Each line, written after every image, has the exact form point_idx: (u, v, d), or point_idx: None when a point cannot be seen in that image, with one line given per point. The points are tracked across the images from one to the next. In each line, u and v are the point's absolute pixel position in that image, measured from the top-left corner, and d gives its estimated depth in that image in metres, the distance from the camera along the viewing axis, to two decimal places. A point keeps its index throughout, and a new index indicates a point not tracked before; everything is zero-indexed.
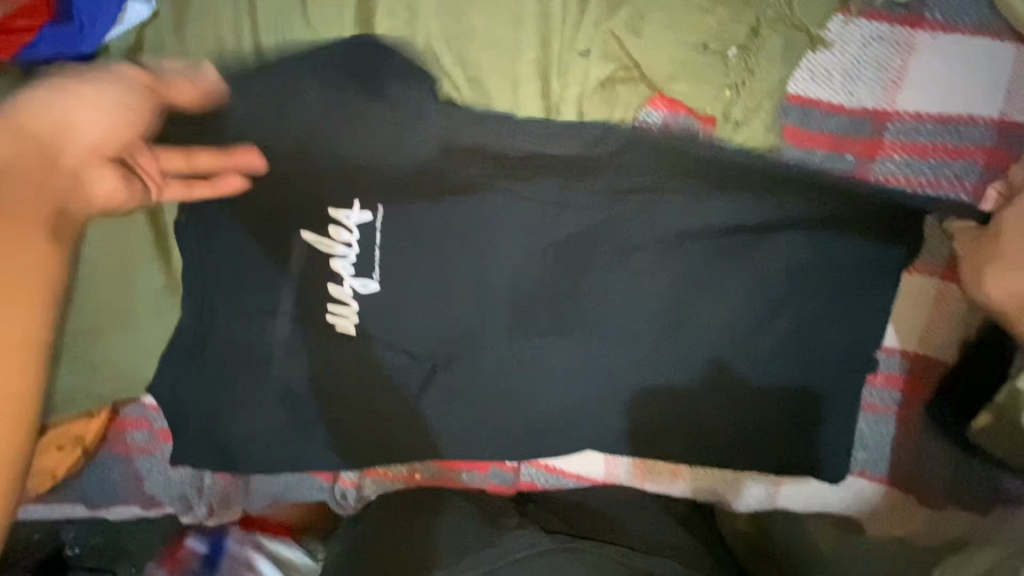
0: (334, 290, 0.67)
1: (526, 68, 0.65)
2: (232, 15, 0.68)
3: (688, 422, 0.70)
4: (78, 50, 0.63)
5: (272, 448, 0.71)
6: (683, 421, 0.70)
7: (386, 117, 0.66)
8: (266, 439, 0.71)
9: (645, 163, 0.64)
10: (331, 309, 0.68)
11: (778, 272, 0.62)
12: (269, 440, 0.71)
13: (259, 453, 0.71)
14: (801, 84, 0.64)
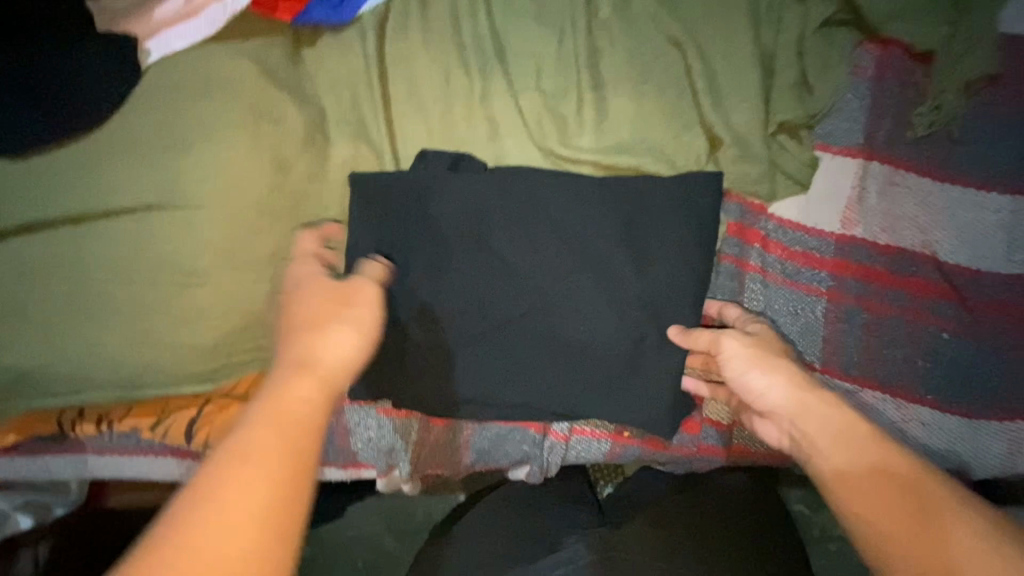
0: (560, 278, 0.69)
1: (742, 20, 0.69)
2: None
3: (905, 355, 0.70)
4: (340, 17, 0.70)
5: (492, 395, 0.70)
6: (899, 351, 0.71)
7: (604, 72, 0.71)
8: (486, 386, 0.70)
9: (858, 106, 0.69)
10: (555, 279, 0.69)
11: (984, 199, 0.68)
12: (489, 387, 0.70)
13: (478, 402, 0.71)
14: (1012, 24, 0.67)
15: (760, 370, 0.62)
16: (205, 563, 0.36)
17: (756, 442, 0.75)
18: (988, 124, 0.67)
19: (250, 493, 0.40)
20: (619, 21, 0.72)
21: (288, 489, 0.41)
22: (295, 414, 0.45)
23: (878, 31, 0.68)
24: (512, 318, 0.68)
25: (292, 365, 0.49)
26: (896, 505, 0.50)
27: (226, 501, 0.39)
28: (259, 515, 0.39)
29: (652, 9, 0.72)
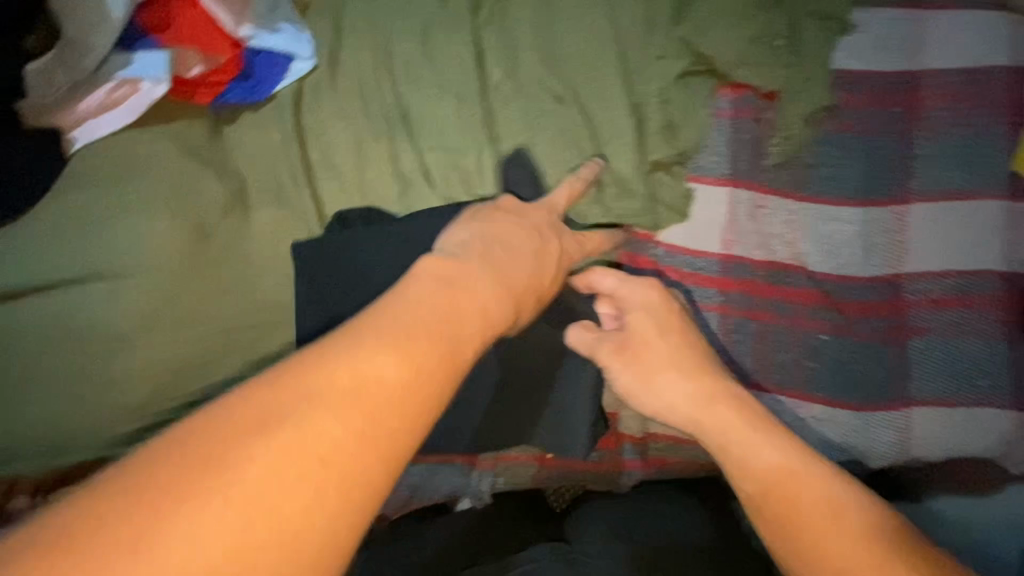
0: None
1: (614, 77, 0.79)
2: (363, 66, 0.81)
3: (790, 358, 0.78)
4: (257, 96, 0.78)
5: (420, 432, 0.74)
6: (784, 355, 0.78)
7: (500, 130, 0.80)
8: None
9: (721, 142, 0.78)
10: None
11: (838, 213, 0.76)
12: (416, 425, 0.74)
13: None
14: (846, 59, 0.77)
15: (655, 384, 0.66)
16: (256, 490, 0.37)
17: (675, 450, 0.79)
18: (836, 147, 0.76)
19: (289, 459, 0.38)
20: (510, 84, 0.81)
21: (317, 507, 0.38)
22: (361, 420, 0.41)
23: (730, 77, 0.77)
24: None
25: (359, 346, 0.44)
26: (817, 530, 0.54)
27: (245, 487, 0.37)
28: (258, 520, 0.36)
29: (538, 72, 0.81)
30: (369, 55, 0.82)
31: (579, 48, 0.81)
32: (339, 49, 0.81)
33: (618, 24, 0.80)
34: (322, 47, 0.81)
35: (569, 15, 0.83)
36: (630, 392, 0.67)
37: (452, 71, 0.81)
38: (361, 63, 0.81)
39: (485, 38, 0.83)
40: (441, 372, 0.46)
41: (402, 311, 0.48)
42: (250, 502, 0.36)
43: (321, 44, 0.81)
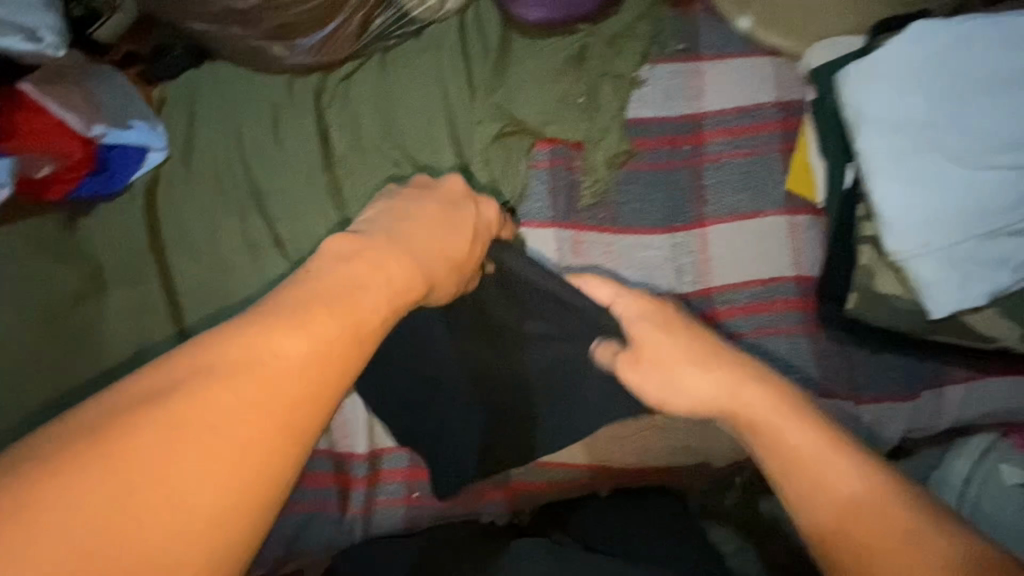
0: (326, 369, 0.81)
1: (443, 142, 0.89)
2: (217, 150, 0.89)
3: None
4: (112, 189, 0.85)
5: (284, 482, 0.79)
6: None
7: (345, 195, 0.88)
8: None
9: (542, 189, 0.88)
10: None
11: (648, 241, 0.86)
12: None
13: None
14: (638, 109, 0.89)
15: (689, 369, 0.57)
16: (205, 454, 0.33)
17: (532, 476, 0.85)
18: (638, 185, 0.87)
19: (193, 440, 0.34)
20: (354, 154, 0.91)
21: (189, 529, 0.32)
22: (244, 421, 0.35)
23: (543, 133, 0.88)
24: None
25: (273, 315, 0.39)
26: (863, 516, 0.46)
27: (208, 433, 0.34)
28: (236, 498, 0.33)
29: (378, 142, 0.91)
30: (222, 140, 0.90)
31: (413, 118, 0.92)
32: (193, 136, 0.90)
33: (445, 97, 0.92)
34: (179, 139, 0.89)
35: (403, 91, 0.94)
36: (664, 397, 0.58)
37: (300, 147, 0.90)
38: (215, 148, 0.89)
39: (329, 116, 0.93)
40: (340, 352, 0.40)
41: (312, 297, 0.42)
42: (154, 484, 0.32)
43: (178, 136, 0.90)
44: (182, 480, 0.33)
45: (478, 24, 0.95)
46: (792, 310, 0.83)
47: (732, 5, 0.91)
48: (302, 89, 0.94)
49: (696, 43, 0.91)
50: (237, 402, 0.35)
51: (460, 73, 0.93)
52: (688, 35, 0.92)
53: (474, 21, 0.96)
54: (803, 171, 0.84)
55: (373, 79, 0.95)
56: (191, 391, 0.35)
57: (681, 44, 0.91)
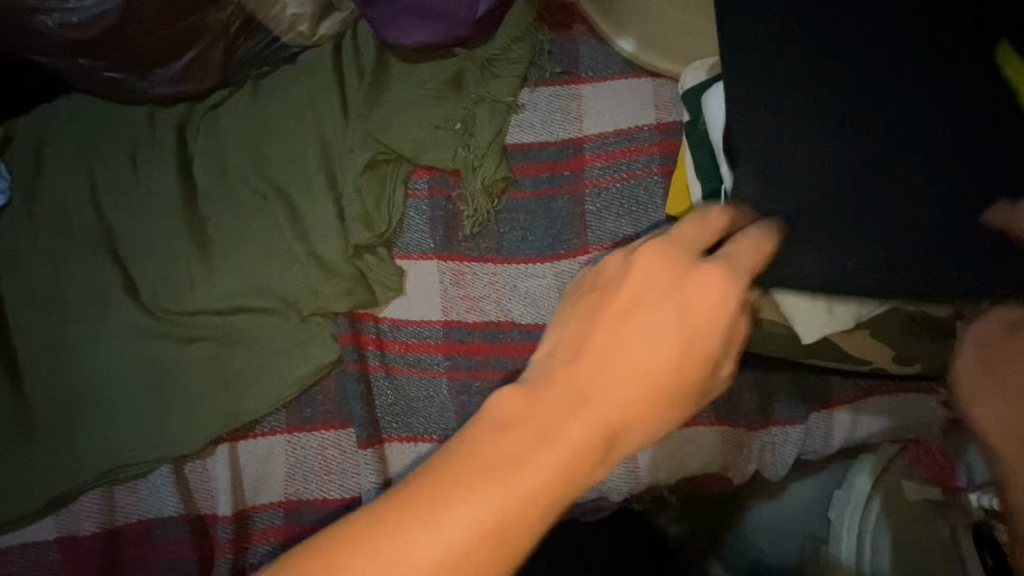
0: (184, 422, 0.75)
1: (315, 172, 0.85)
2: (67, 188, 0.83)
3: None
4: None
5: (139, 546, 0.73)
6: None
7: (210, 231, 0.82)
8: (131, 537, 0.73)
9: (419, 220, 0.85)
10: (179, 427, 0.75)
11: (531, 270, 0.83)
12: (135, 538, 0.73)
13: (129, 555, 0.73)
14: (517, 136, 0.87)
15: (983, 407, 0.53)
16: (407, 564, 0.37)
17: None
18: (519, 215, 0.85)
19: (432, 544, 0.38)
20: (220, 187, 0.85)
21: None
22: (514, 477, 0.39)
23: (420, 161, 0.85)
24: (144, 471, 0.74)
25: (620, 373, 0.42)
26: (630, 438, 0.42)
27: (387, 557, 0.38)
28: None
29: (246, 174, 0.86)
30: (73, 177, 0.83)
31: (284, 148, 0.87)
32: (40, 176, 0.83)
33: (317, 124, 0.88)
34: (23, 177, 0.83)
35: (276, 119, 0.89)
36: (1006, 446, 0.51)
37: (162, 181, 0.84)
38: (64, 186, 0.83)
39: (195, 148, 0.87)
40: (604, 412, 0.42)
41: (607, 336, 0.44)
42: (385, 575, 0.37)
43: (22, 175, 0.83)
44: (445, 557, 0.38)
45: (353, 49, 0.91)
46: None
47: (610, 25, 0.91)
48: (165, 121, 0.88)
49: (576, 63, 0.90)
50: (472, 481, 0.39)
51: (333, 99, 0.89)
52: (569, 56, 0.90)
53: (349, 45, 0.92)
54: (682, 194, 0.81)
55: (243, 108, 0.90)
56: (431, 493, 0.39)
57: (561, 66, 0.89)
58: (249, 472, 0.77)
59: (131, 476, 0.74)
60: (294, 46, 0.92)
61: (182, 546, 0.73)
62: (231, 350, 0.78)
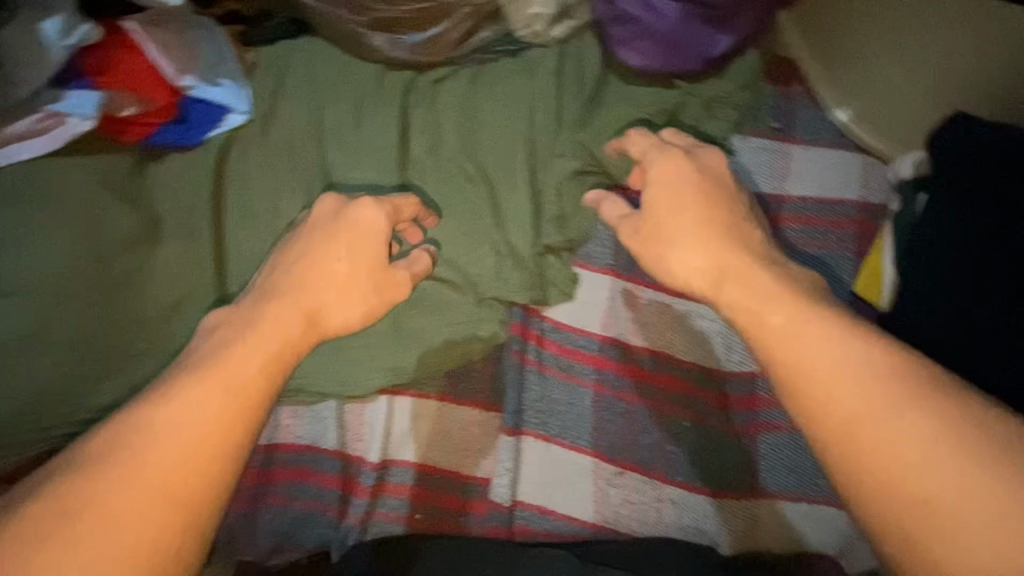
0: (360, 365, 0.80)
1: (521, 165, 0.89)
2: (298, 124, 0.89)
3: (652, 439, 0.84)
4: (186, 141, 0.84)
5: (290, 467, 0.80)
6: (647, 435, 0.84)
7: (414, 195, 0.87)
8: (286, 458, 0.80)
9: (600, 236, 0.88)
10: (354, 369, 0.80)
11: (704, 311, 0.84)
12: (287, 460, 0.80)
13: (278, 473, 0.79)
14: (720, 178, 0.88)
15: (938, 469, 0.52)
16: (182, 446, 0.58)
17: (536, 522, 0.83)
18: None
19: (180, 448, 0.58)
20: (430, 158, 0.90)
21: (250, 423, 0.63)
22: (204, 429, 0.60)
23: (621, 181, 0.88)
24: (313, 400, 0.80)
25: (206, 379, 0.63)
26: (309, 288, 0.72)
27: (164, 431, 0.59)
28: (210, 422, 0.60)
29: (455, 151, 0.90)
30: (305, 115, 0.90)
31: (496, 136, 0.91)
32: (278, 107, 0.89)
33: (531, 121, 0.92)
34: (262, 104, 0.89)
35: (492, 106, 0.93)
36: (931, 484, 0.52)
37: (382, 138, 0.89)
38: (296, 121, 0.89)
39: (415, 115, 0.92)
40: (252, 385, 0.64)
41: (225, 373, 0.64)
42: (137, 474, 0.56)
43: (262, 102, 0.89)
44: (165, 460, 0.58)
45: (579, 56, 0.94)
46: None
47: (832, 94, 0.91)
48: (392, 82, 0.93)
49: (792, 123, 0.90)
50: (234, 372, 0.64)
51: (552, 101, 0.92)
52: (785, 114, 0.91)
53: (576, 52, 0.95)
54: (874, 279, 0.82)
55: (464, 87, 0.94)
56: (173, 416, 0.60)
57: (777, 123, 0.90)
58: (397, 429, 0.83)
59: (302, 400, 0.80)
60: (523, 40, 0.96)
61: (330, 479, 0.80)
62: (411, 310, 0.83)
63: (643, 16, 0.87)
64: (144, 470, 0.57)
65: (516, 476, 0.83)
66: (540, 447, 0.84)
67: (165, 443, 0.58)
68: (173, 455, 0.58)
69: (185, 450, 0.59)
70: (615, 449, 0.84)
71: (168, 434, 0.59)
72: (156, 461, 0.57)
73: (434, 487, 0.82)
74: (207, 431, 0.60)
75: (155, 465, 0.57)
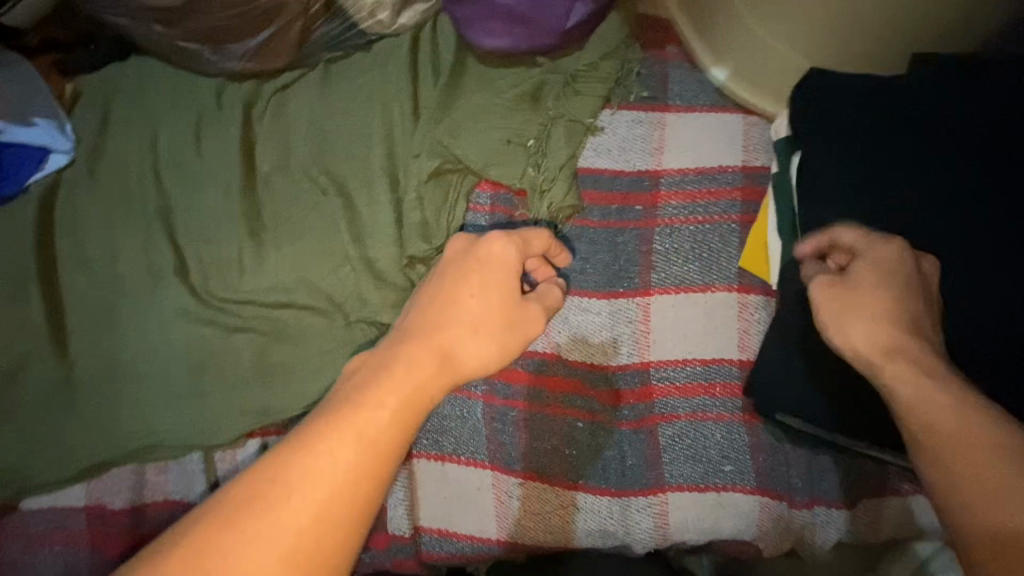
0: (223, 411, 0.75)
1: (377, 172, 0.82)
2: (130, 156, 0.82)
3: (548, 445, 0.79)
4: (2, 191, 0.77)
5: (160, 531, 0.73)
6: (542, 443, 0.79)
7: (265, 220, 0.81)
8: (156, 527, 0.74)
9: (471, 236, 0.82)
10: (217, 415, 0.75)
11: (585, 304, 0.79)
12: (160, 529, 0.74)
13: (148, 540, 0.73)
14: (590, 159, 0.82)
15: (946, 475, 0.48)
16: (298, 510, 0.42)
17: (438, 547, 0.79)
18: (584, 245, 0.80)
19: (290, 520, 0.42)
20: (281, 176, 0.83)
21: (364, 489, 0.44)
22: (330, 488, 0.43)
23: (486, 175, 0.82)
24: (177, 455, 0.76)
25: (335, 422, 0.45)
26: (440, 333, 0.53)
27: (288, 498, 0.43)
28: (358, 476, 0.44)
29: (307, 166, 0.84)
30: (136, 146, 0.82)
31: (350, 143, 0.85)
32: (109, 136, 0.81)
33: (385, 122, 0.85)
34: (86, 140, 0.81)
35: (343, 110, 0.86)
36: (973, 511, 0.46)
37: (225, 162, 0.82)
38: (127, 154, 0.82)
39: (261, 131, 0.85)
40: (385, 437, 0.46)
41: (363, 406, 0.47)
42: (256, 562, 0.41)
43: (86, 137, 0.82)
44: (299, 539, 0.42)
45: (431, 44, 0.87)
46: (729, 395, 0.77)
47: (705, 51, 0.84)
48: (234, 97, 0.86)
49: (664, 90, 0.84)
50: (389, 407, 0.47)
51: (405, 97, 0.85)
52: (656, 80, 0.84)
53: (428, 40, 0.88)
54: (759, 251, 0.77)
55: (313, 93, 0.87)
56: (287, 469, 0.44)
57: (647, 91, 0.84)
58: None
59: (168, 455, 0.76)
60: (371, 34, 0.88)
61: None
62: (274, 345, 0.77)
63: None
64: (289, 516, 0.42)
65: (411, 502, 0.79)
66: (433, 469, 0.80)
67: (303, 491, 0.43)
68: (279, 530, 0.42)
69: (343, 486, 0.44)
70: (511, 460, 0.80)
71: (321, 489, 0.43)
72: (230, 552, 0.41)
73: None
74: (355, 462, 0.44)
75: (311, 545, 0.42)
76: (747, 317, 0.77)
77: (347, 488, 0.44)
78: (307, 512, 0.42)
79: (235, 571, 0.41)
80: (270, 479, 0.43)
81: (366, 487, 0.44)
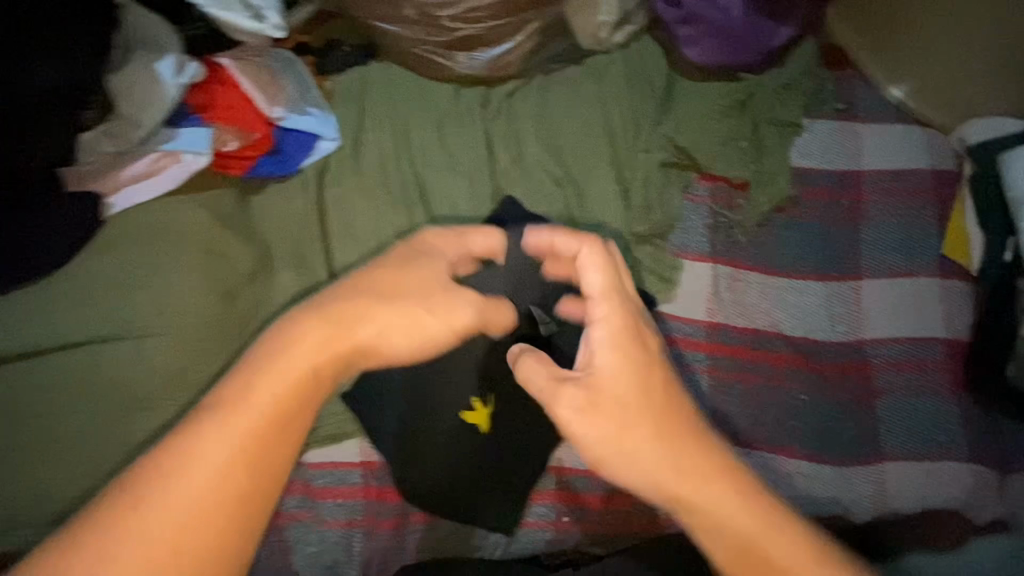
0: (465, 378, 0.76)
1: (607, 167, 0.91)
2: (386, 147, 0.90)
3: (773, 416, 0.85)
4: (285, 171, 0.83)
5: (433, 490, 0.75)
6: (767, 414, 0.85)
7: (509, 203, 0.88)
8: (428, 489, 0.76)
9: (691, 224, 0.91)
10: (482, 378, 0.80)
11: (804, 286, 0.87)
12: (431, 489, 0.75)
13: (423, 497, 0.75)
14: (796, 159, 0.92)
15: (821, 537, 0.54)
16: (203, 470, 0.46)
17: None
18: (798, 234, 0.89)
19: (193, 481, 0.46)
20: (517, 170, 0.92)
21: (291, 441, 0.49)
22: (225, 453, 0.47)
23: (707, 170, 0.91)
24: None
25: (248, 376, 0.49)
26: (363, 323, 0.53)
27: (185, 459, 0.46)
28: (262, 441, 0.48)
29: (540, 161, 0.93)
30: (390, 137, 0.91)
31: (577, 141, 0.94)
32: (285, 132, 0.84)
33: (608, 123, 0.94)
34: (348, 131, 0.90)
35: (567, 112, 0.95)
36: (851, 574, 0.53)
37: (469, 155, 0.91)
38: (384, 145, 0.90)
39: (495, 129, 0.94)
40: (296, 400, 0.49)
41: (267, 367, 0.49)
42: (185, 509, 0.45)
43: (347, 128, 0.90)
44: (218, 493, 0.46)
45: (643, 58, 0.98)
46: (938, 370, 0.85)
47: (884, 73, 0.97)
48: (468, 99, 0.95)
49: (852, 104, 0.95)
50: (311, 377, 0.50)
51: (625, 103, 0.95)
52: (845, 95, 0.96)
53: (639, 55, 0.98)
54: (960, 241, 0.87)
55: (537, 97, 0.96)
56: (228, 411, 0.48)
57: (839, 104, 0.95)
58: None
59: None
60: (586, 49, 0.98)
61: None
62: None
63: (707, 13, 0.92)
64: (189, 475, 0.46)
65: None
66: None
67: (189, 483, 0.45)
68: (189, 491, 0.45)
69: (239, 456, 0.47)
70: (742, 430, 0.84)
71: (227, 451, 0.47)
72: (140, 506, 0.45)
73: (576, 488, 0.82)
74: (249, 440, 0.47)
75: (216, 504, 0.46)
76: (951, 300, 0.86)
77: (252, 460, 0.47)
78: (188, 505, 0.45)
79: (146, 527, 0.44)
80: (173, 460, 0.46)
81: (218, 496, 0.46)
